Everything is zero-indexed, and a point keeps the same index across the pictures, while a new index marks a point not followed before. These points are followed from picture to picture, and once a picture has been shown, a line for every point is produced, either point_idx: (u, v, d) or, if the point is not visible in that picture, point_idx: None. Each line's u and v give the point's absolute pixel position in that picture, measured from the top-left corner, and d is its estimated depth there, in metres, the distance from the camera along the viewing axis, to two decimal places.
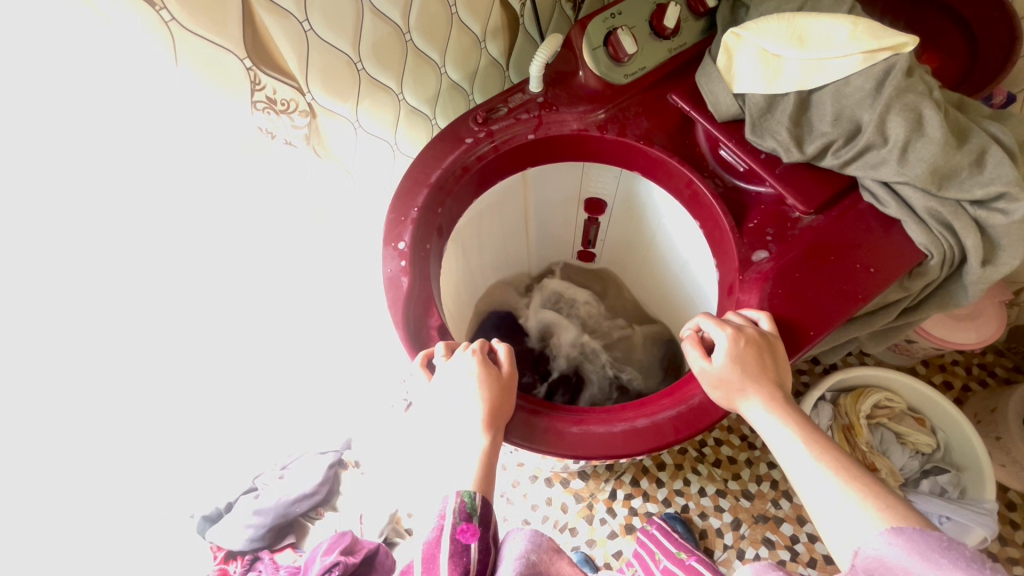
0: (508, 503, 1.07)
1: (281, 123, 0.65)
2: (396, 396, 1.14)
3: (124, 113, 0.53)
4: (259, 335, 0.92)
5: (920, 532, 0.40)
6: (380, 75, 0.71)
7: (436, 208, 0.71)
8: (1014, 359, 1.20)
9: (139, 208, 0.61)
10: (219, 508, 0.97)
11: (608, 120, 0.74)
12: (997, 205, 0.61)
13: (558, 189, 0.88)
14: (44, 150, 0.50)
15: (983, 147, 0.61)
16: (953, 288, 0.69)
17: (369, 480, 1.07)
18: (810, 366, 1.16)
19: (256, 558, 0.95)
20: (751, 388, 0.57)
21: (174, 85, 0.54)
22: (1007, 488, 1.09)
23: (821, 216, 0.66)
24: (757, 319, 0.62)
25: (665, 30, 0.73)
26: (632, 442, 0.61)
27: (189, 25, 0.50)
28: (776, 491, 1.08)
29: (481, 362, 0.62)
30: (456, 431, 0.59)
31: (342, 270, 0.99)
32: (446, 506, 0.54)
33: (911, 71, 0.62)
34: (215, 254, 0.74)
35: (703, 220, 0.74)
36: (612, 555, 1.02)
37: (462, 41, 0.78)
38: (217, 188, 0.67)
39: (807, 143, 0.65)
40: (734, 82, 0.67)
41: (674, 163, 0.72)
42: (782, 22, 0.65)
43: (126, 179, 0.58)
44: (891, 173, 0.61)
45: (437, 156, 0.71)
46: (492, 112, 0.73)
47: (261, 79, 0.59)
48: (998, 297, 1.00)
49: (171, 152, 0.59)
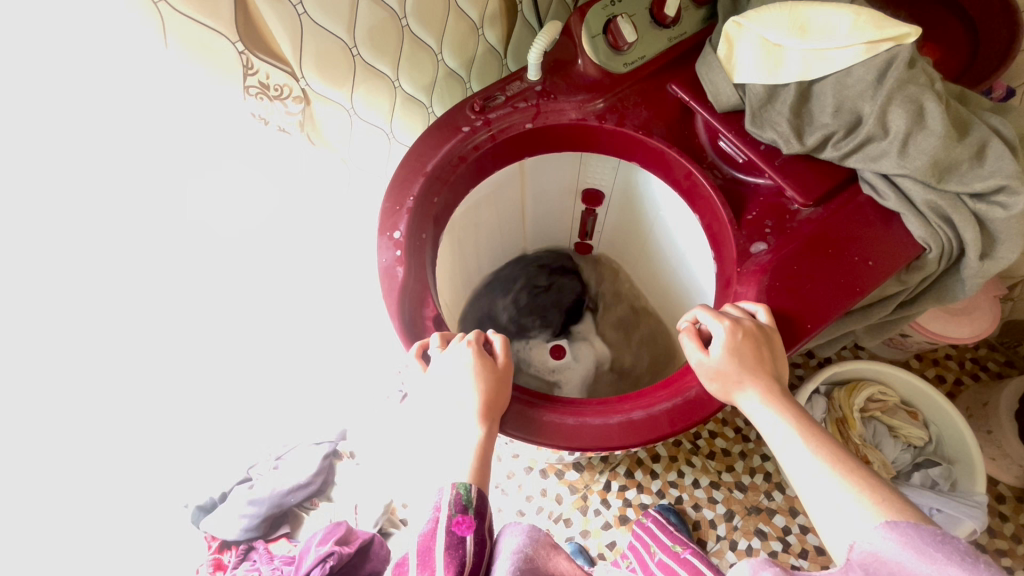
0: (502, 494, 1.07)
1: (274, 109, 0.63)
2: (392, 387, 1.11)
3: (113, 93, 0.52)
4: (249, 319, 0.91)
5: (916, 526, 0.40)
6: (376, 62, 0.69)
7: (432, 197, 0.70)
8: (1006, 354, 1.21)
9: (124, 185, 0.60)
10: (214, 498, 0.95)
11: (607, 109, 0.73)
12: (997, 198, 0.60)
13: (556, 179, 0.87)
14: (27, 121, 0.49)
15: (984, 140, 0.60)
16: (951, 281, 0.69)
17: (363, 471, 1.05)
18: (804, 360, 1.17)
19: (251, 547, 0.94)
20: (748, 380, 0.57)
21: (165, 67, 0.52)
22: (997, 481, 1.09)
23: (820, 209, 0.66)
24: (755, 311, 0.62)
25: (666, 19, 0.71)
26: (628, 434, 0.61)
27: (181, 7, 0.49)
28: (770, 483, 1.08)
29: (477, 353, 0.62)
30: (452, 422, 0.59)
31: (337, 261, 0.97)
32: (442, 498, 0.54)
33: (913, 62, 0.61)
34: (205, 235, 0.73)
35: (701, 213, 0.74)
36: (606, 546, 1.03)
37: (459, 28, 0.77)
38: (205, 169, 0.65)
39: (807, 135, 0.65)
40: (735, 72, 0.67)
41: (673, 154, 0.72)
42: (784, 11, 0.64)
43: (109, 152, 0.57)
44: (891, 166, 0.60)
45: (434, 143, 0.70)
46: (490, 101, 0.72)
47: (254, 63, 0.58)
48: (993, 293, 1.00)
49: (159, 131, 0.58)
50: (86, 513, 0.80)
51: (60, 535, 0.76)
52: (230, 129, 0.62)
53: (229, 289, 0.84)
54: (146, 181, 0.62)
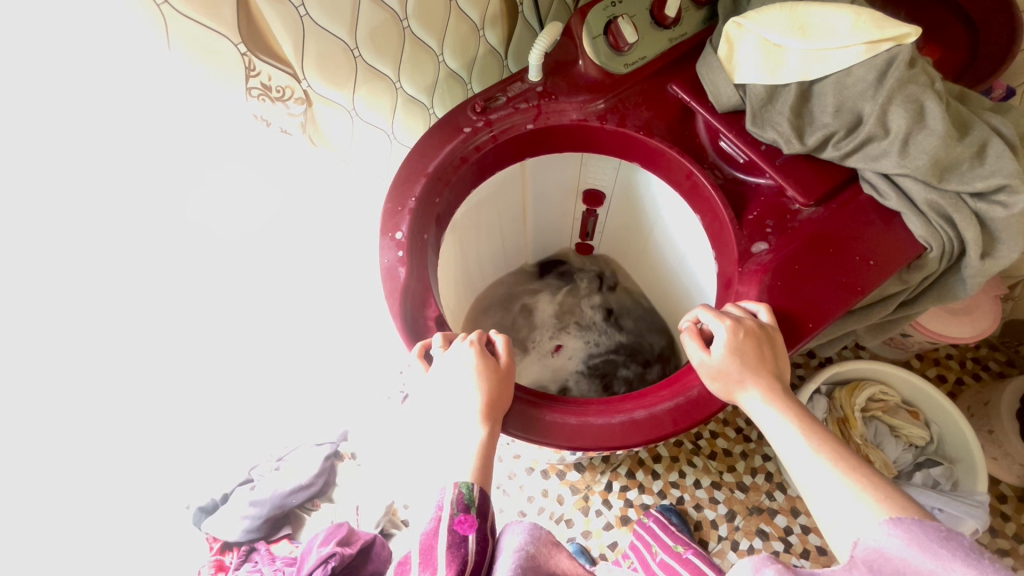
0: (503, 495, 1.07)
1: (276, 111, 0.64)
2: (393, 388, 1.11)
3: (115, 95, 0.52)
4: (251, 320, 0.91)
5: (920, 523, 0.40)
6: (377, 64, 0.69)
7: (434, 197, 0.70)
8: (1007, 353, 1.21)
9: (126, 186, 0.60)
10: (215, 499, 0.94)
11: (608, 110, 0.73)
12: (997, 197, 0.60)
13: (557, 179, 0.87)
14: (28, 122, 0.49)
15: (984, 140, 0.60)
16: (952, 280, 0.69)
17: (365, 472, 1.05)
18: (805, 360, 1.17)
19: (253, 549, 0.94)
20: (750, 379, 0.57)
21: (167, 68, 0.52)
22: (998, 481, 1.09)
23: (820, 208, 0.66)
24: (757, 310, 0.62)
25: (666, 20, 0.72)
26: (630, 434, 0.61)
27: (182, 8, 0.49)
28: (771, 483, 1.08)
29: (479, 353, 0.62)
30: (454, 422, 0.59)
31: (338, 262, 0.98)
32: (444, 498, 0.54)
33: (913, 62, 0.61)
34: (206, 237, 0.73)
35: (701, 213, 0.74)
36: (607, 546, 1.03)
37: (460, 29, 0.77)
38: (207, 171, 0.65)
39: (807, 134, 0.65)
40: (735, 72, 0.67)
41: (674, 155, 0.72)
42: (784, 11, 0.64)
43: (111, 154, 0.57)
44: (892, 166, 0.61)
45: (435, 144, 0.70)
46: (491, 101, 0.72)
47: (256, 65, 0.58)
48: (994, 292, 1.00)
49: (161, 132, 0.58)
50: (87, 515, 0.80)
51: (62, 536, 0.76)
52: (233, 130, 0.63)
53: (231, 290, 0.84)
54: (148, 182, 0.62)
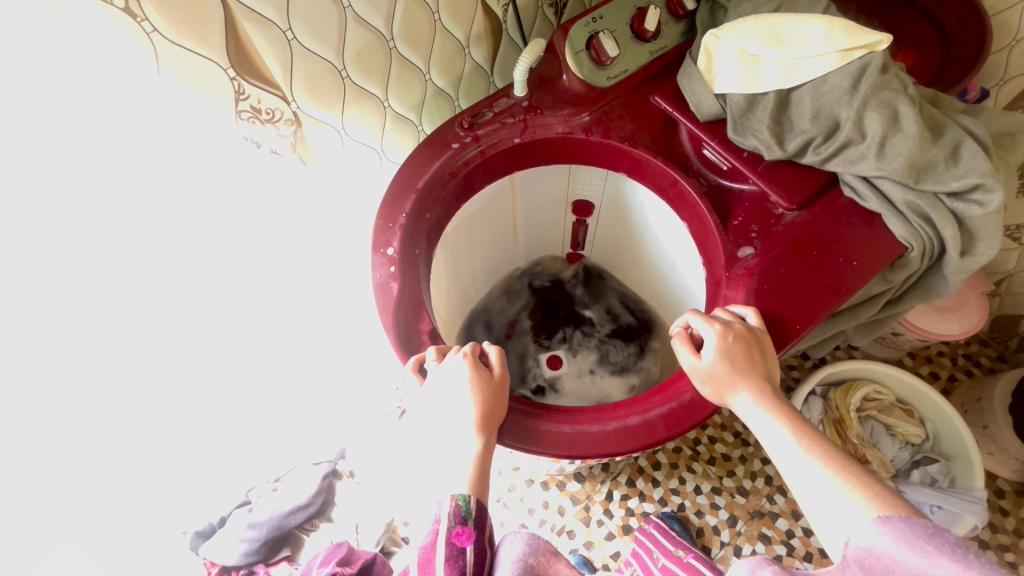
0: (503, 508, 1.07)
1: (266, 132, 0.65)
2: (390, 404, 1.13)
3: (111, 128, 0.54)
4: (248, 341, 0.91)
5: (907, 520, 0.41)
6: (365, 83, 0.71)
7: (424, 213, 0.71)
8: (997, 349, 1.23)
9: (118, 216, 0.61)
10: (212, 524, 0.97)
11: (593, 122, 0.75)
12: (973, 196, 0.62)
13: (546, 191, 0.89)
14: (25, 161, 0.50)
15: (957, 141, 0.62)
16: (934, 279, 0.70)
17: (365, 490, 1.07)
18: (799, 362, 1.18)
19: (252, 572, 0.94)
20: (741, 382, 0.58)
21: (159, 95, 0.54)
22: (996, 476, 1.10)
23: (803, 212, 0.67)
24: (745, 314, 0.63)
25: (646, 33, 0.73)
26: (625, 440, 0.61)
27: (173, 36, 0.50)
28: (771, 487, 1.08)
29: (473, 365, 0.62)
30: (451, 435, 0.59)
31: (330, 279, 0.98)
32: (442, 510, 0.54)
33: (886, 68, 0.63)
34: (199, 261, 0.74)
35: (687, 219, 0.75)
36: (610, 556, 1.02)
37: (446, 47, 0.78)
38: (199, 195, 0.67)
39: (787, 141, 0.67)
40: (715, 82, 0.69)
41: (658, 164, 0.73)
42: (759, 23, 0.67)
43: (106, 186, 0.58)
44: (870, 168, 0.62)
45: (424, 160, 0.71)
46: (478, 117, 0.73)
47: (246, 88, 0.59)
48: (981, 288, 1.02)
49: (151, 161, 0.59)
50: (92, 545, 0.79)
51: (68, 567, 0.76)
52: (224, 153, 0.64)
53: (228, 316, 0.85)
54: (144, 211, 0.63)
